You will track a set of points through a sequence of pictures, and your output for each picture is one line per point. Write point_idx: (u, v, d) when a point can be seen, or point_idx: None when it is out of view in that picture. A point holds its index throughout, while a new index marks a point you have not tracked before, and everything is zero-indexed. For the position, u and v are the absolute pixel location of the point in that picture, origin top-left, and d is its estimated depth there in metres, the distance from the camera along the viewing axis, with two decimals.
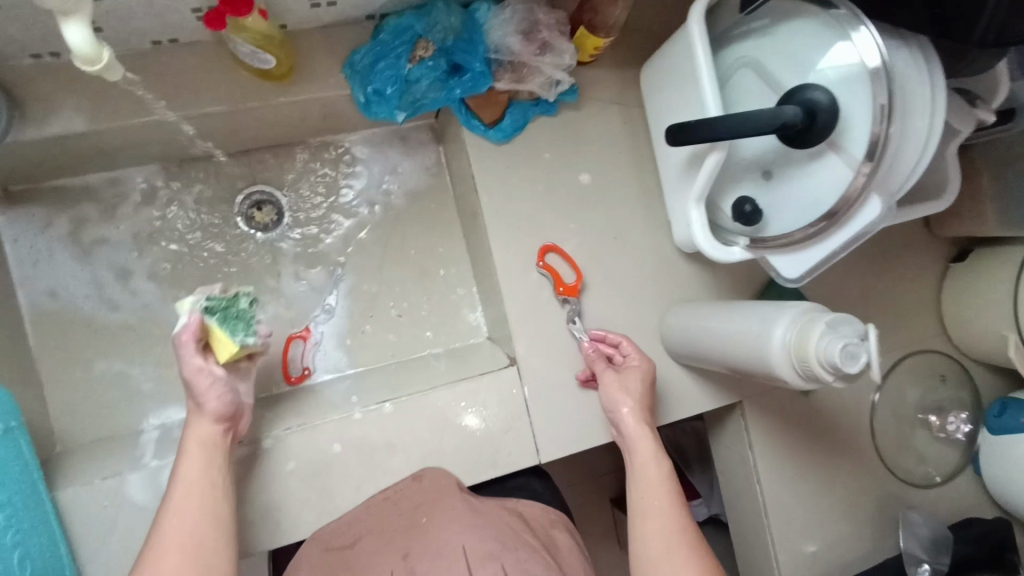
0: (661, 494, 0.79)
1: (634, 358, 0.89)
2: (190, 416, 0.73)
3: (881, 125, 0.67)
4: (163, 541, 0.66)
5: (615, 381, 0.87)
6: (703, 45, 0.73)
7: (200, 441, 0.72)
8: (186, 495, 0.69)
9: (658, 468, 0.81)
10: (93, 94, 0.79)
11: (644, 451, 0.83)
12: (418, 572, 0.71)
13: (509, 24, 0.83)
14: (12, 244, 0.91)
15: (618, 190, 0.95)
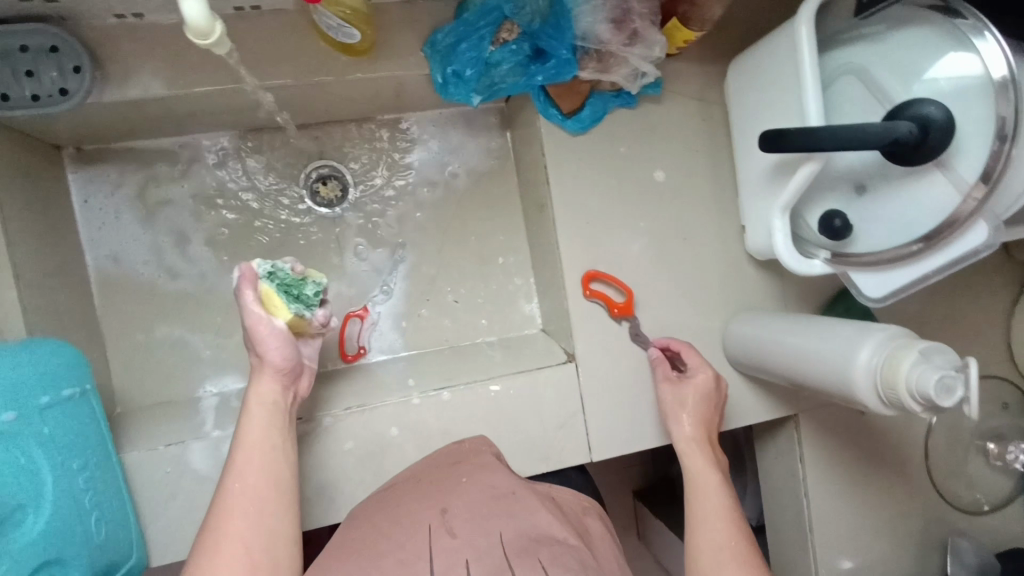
0: (717, 504, 0.78)
1: (699, 375, 0.87)
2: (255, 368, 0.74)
3: (1001, 147, 0.63)
4: (229, 500, 0.66)
5: (674, 393, 0.87)
6: (811, 49, 0.69)
7: (260, 401, 0.73)
8: (249, 454, 0.69)
9: (712, 478, 0.81)
10: (173, 59, 0.77)
11: (699, 464, 0.82)
12: (457, 533, 0.62)
13: (600, 11, 0.79)
14: (82, 205, 0.92)
15: (692, 190, 0.93)
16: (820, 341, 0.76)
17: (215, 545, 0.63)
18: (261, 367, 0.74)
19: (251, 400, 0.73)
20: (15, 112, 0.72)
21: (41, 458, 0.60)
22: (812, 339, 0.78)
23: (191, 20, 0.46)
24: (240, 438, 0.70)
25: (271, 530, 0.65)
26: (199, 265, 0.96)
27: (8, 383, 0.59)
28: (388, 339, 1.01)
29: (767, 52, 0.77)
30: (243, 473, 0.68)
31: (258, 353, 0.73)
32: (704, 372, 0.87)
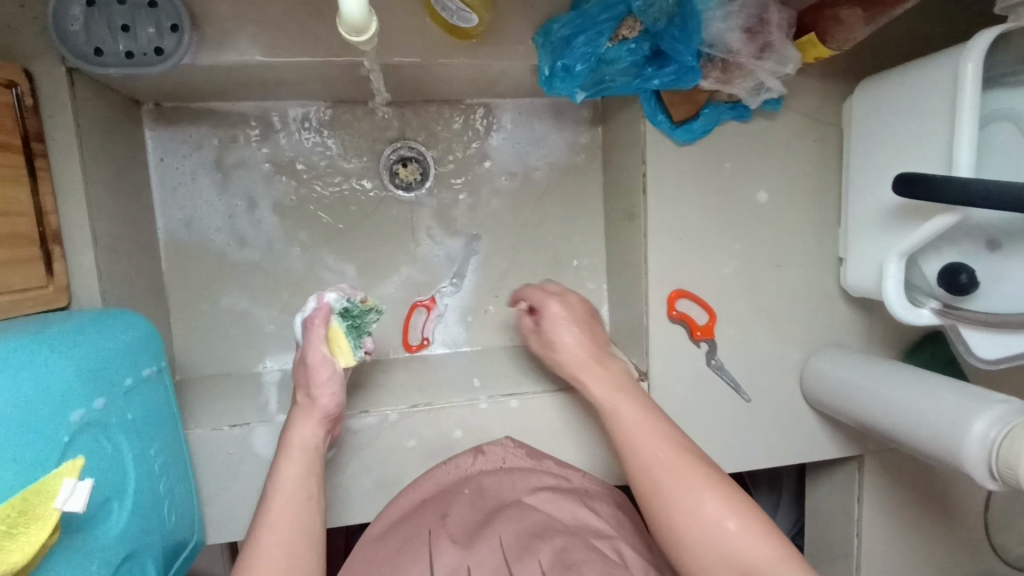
0: (659, 433, 0.69)
1: (562, 325, 0.79)
2: (297, 415, 0.71)
3: None
4: (261, 541, 0.61)
5: (544, 340, 0.81)
6: (973, 89, 0.63)
7: (301, 446, 0.69)
8: (283, 500, 0.64)
9: (639, 409, 0.72)
10: (272, 24, 0.72)
11: (627, 402, 0.72)
12: (456, 540, 0.65)
13: (734, 18, 0.73)
14: (158, 163, 0.89)
15: (794, 215, 0.87)
16: (922, 403, 0.73)
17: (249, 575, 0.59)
18: (304, 410, 0.71)
19: (291, 444, 0.69)
20: (107, 68, 0.69)
21: (125, 445, 0.59)
22: (911, 397, 0.75)
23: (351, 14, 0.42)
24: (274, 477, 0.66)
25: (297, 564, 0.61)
26: (268, 236, 0.93)
27: (97, 367, 0.57)
28: (451, 327, 0.99)
29: (910, 82, 0.71)
30: (273, 517, 0.63)
31: (309, 393, 0.71)
32: (563, 320, 0.80)
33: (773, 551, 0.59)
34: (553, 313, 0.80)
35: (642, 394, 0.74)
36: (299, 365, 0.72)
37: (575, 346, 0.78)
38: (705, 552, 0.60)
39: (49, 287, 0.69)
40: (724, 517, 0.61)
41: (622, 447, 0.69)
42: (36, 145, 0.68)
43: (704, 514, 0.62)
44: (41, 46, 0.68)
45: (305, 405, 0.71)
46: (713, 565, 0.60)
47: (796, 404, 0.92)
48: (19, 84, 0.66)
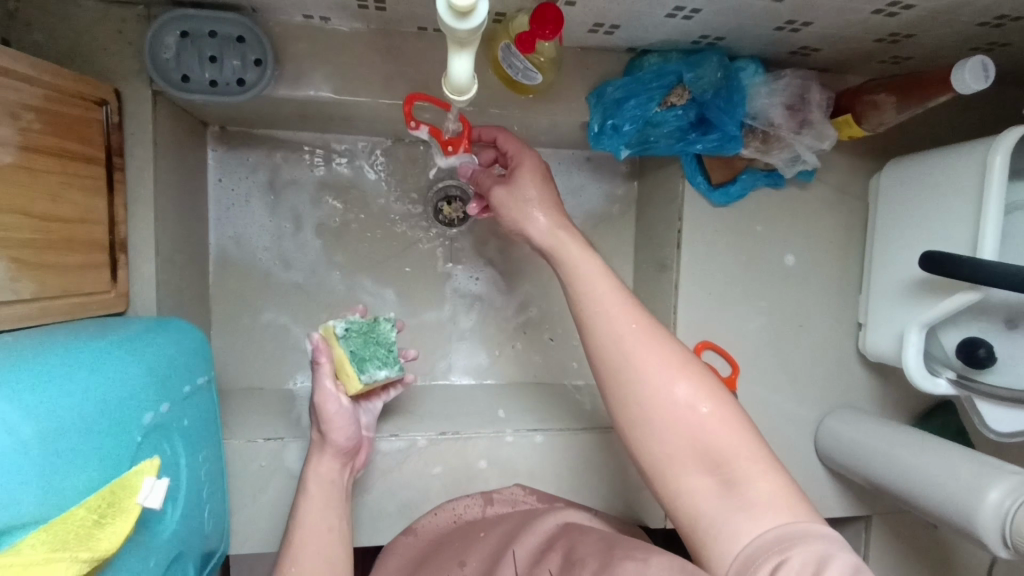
0: (630, 327, 0.62)
1: (500, 201, 0.71)
2: (315, 446, 0.74)
3: None
4: (297, 551, 0.69)
5: (509, 202, 0.70)
6: (1000, 182, 0.68)
7: (320, 482, 0.73)
8: (308, 543, 0.69)
9: (618, 308, 0.63)
10: (346, 65, 0.77)
11: (610, 295, 0.64)
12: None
13: (778, 95, 0.79)
14: (216, 183, 0.93)
15: (819, 279, 0.92)
16: (938, 457, 0.77)
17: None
18: (321, 444, 0.74)
19: (309, 481, 0.73)
20: (192, 94, 0.74)
21: (181, 450, 0.61)
22: (933, 447, 0.79)
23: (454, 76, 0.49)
24: (299, 530, 0.70)
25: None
26: (312, 259, 0.96)
27: (161, 373, 0.59)
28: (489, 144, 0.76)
29: (939, 167, 0.76)
30: (309, 562, 0.68)
31: (321, 429, 0.74)
32: (506, 200, 0.70)
33: (743, 447, 0.57)
34: (511, 190, 0.70)
35: (623, 288, 0.65)
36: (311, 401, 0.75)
37: (569, 243, 0.68)
38: (680, 449, 0.58)
39: (111, 293, 0.72)
40: (702, 411, 0.59)
41: (600, 345, 0.62)
42: (116, 159, 0.72)
43: (684, 409, 0.59)
44: (131, 68, 0.73)
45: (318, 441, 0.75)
46: (689, 463, 0.57)
47: (810, 461, 0.95)
48: (109, 102, 0.71)
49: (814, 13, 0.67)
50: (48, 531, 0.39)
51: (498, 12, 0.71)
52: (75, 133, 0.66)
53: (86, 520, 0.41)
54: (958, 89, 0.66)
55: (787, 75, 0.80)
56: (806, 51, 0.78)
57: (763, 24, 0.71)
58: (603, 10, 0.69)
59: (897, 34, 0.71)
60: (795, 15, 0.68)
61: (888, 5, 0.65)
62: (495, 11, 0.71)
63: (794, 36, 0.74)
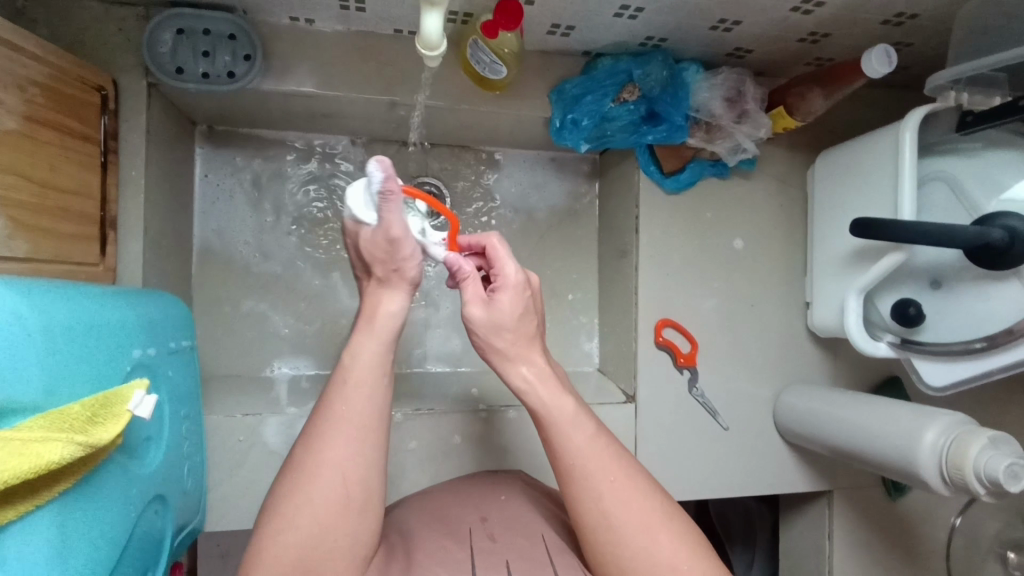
0: (611, 484, 0.59)
1: (477, 330, 0.62)
2: (383, 282, 0.62)
3: None
4: (333, 427, 0.58)
5: (489, 328, 0.62)
6: (912, 154, 0.77)
7: (383, 317, 0.61)
8: (361, 377, 0.60)
9: (598, 459, 0.60)
10: (328, 62, 0.84)
11: (587, 446, 0.60)
12: (497, 539, 0.62)
13: (717, 89, 0.89)
14: (202, 178, 0.98)
15: (766, 262, 0.99)
16: (879, 433, 0.81)
17: (311, 471, 0.56)
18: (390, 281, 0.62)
19: (374, 314, 0.62)
20: (185, 84, 0.80)
21: (162, 399, 0.64)
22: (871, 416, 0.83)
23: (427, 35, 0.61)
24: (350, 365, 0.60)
25: (370, 464, 0.58)
26: (290, 252, 1.01)
27: (148, 323, 0.64)
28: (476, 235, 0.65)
29: (860, 148, 0.85)
30: (348, 420, 0.58)
31: (393, 267, 0.61)
32: (488, 332, 0.62)
33: None
34: (490, 322, 0.61)
35: (604, 440, 0.61)
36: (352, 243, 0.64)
37: (544, 388, 0.62)
38: None
39: (99, 266, 0.75)
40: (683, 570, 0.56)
41: (579, 507, 0.59)
42: (110, 142, 0.77)
43: (666, 572, 0.56)
44: (128, 62, 0.79)
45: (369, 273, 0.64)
46: None
47: (770, 436, 0.99)
48: (106, 89, 0.76)
49: (743, 10, 0.77)
50: (47, 419, 0.42)
51: (454, 17, 0.79)
52: (74, 112, 0.70)
53: (81, 415, 0.44)
54: (868, 73, 0.76)
55: (725, 71, 0.89)
56: (740, 53, 0.89)
57: (700, 23, 0.80)
58: (560, 10, 0.78)
59: (816, 33, 0.82)
60: (726, 13, 0.78)
61: (803, 2, 0.74)
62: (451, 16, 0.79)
63: (728, 36, 0.84)
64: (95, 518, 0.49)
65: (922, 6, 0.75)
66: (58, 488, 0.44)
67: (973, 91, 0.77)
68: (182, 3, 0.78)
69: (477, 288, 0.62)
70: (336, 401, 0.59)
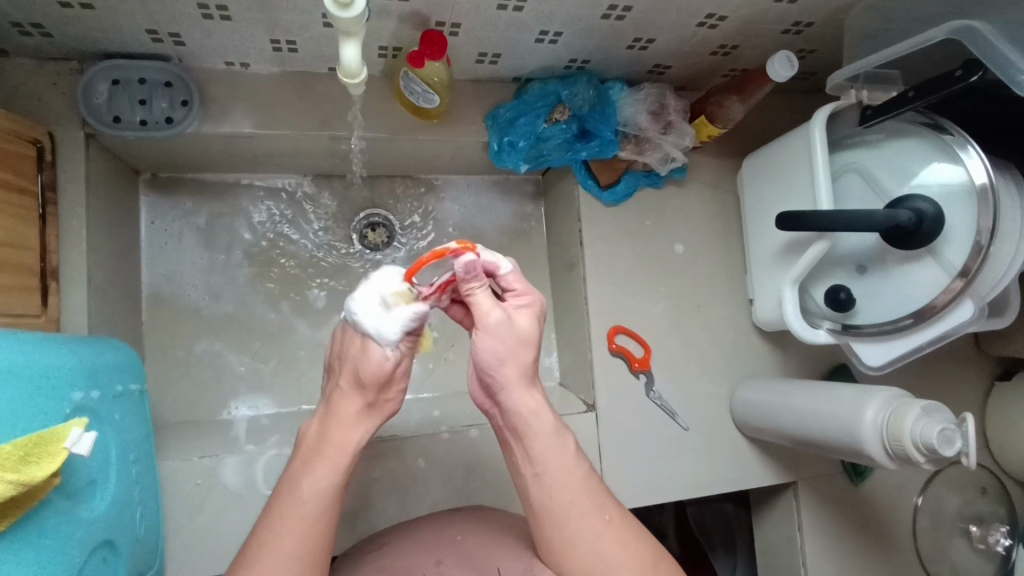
0: (605, 524, 0.60)
1: (485, 344, 0.59)
2: (347, 389, 0.62)
3: (980, 251, 0.73)
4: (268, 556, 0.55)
5: (499, 332, 0.59)
6: (823, 148, 0.82)
7: (339, 446, 0.61)
8: (304, 508, 0.58)
9: (588, 494, 0.61)
10: (265, 102, 0.87)
11: (584, 487, 0.61)
12: None
13: (641, 104, 0.94)
14: (149, 225, 0.99)
15: (707, 262, 1.03)
16: (825, 439, 0.85)
17: None
18: (349, 382, 0.62)
19: (329, 444, 0.61)
20: (122, 133, 0.81)
21: (108, 442, 0.63)
22: (809, 420, 0.86)
23: (348, 63, 0.66)
24: (294, 494, 0.59)
25: None
26: (242, 291, 1.02)
27: (92, 367, 0.63)
28: (494, 254, 0.61)
29: (778, 149, 0.91)
30: (285, 552, 0.56)
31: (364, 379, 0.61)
32: (494, 347, 0.59)
33: None
34: (508, 327, 0.59)
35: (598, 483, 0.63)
36: (345, 364, 0.61)
37: (535, 427, 0.62)
38: None
39: (42, 318, 0.74)
40: None
41: (568, 550, 0.59)
42: (49, 194, 0.76)
43: None
44: (64, 114, 0.80)
45: (354, 394, 0.62)
46: None
47: (730, 432, 1.01)
48: (42, 142, 0.76)
49: (654, 29, 0.82)
50: None
51: (382, 52, 0.83)
52: (9, 166, 0.70)
53: (12, 455, 0.44)
54: (773, 78, 0.82)
55: (646, 86, 0.94)
56: (660, 70, 0.94)
57: (617, 43, 0.85)
58: (484, 39, 0.82)
59: (725, 46, 0.88)
60: (639, 33, 0.83)
61: (707, 17, 0.80)
62: (379, 51, 0.83)
63: (645, 54, 0.89)
64: (30, 565, 0.47)
65: (815, 15, 0.82)
66: None
67: (872, 88, 0.84)
68: (116, 55, 0.80)
69: (493, 302, 0.60)
70: (280, 531, 0.57)
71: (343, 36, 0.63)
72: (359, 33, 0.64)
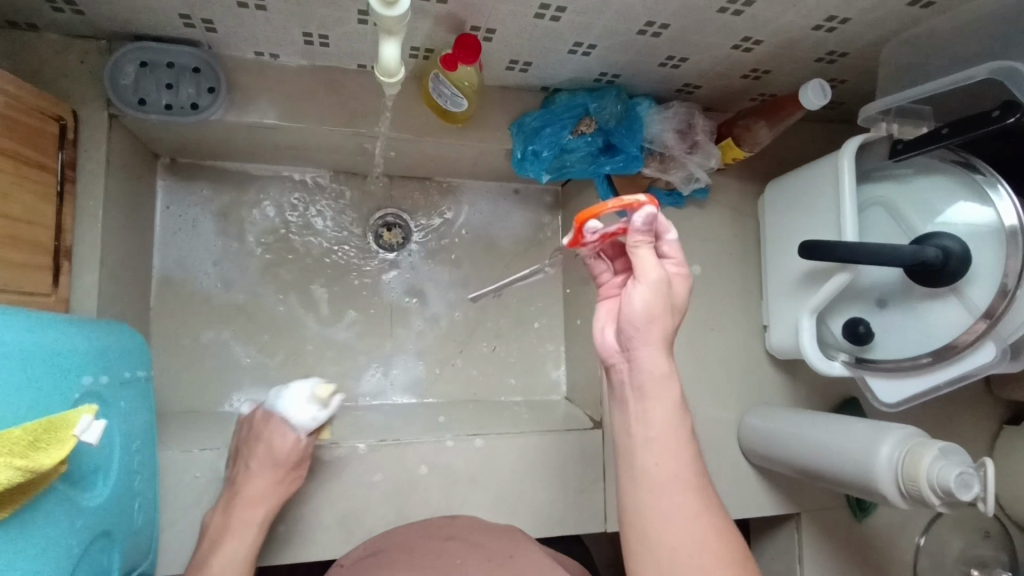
0: (703, 512, 0.61)
1: (640, 298, 0.62)
2: (252, 470, 0.75)
3: (1006, 294, 0.72)
4: None
5: (654, 284, 0.61)
6: (851, 178, 0.81)
7: (247, 521, 0.74)
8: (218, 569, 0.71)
9: (687, 478, 0.62)
10: (291, 94, 0.86)
11: (687, 469, 0.62)
12: None
13: (668, 122, 0.93)
14: (164, 210, 0.98)
15: (723, 285, 1.02)
16: (835, 474, 0.83)
17: None
18: (256, 466, 0.75)
19: (241, 511, 0.74)
20: (147, 115, 0.81)
21: (113, 429, 0.62)
22: (821, 452, 0.85)
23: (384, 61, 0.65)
24: (205, 572, 0.71)
25: None
26: (253, 283, 1.01)
27: (101, 350, 0.62)
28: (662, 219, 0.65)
29: (804, 176, 0.90)
30: None
31: (265, 462, 0.75)
32: (648, 302, 0.62)
33: None
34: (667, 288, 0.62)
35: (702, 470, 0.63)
36: (256, 448, 0.76)
37: (657, 391, 0.63)
38: None
39: (51, 297, 0.72)
40: None
41: (643, 515, 0.61)
42: (68, 172, 0.75)
43: None
44: (89, 93, 0.79)
45: (260, 475, 0.75)
46: None
47: (736, 458, 1.00)
48: (65, 118, 0.75)
49: (688, 48, 0.82)
50: None
51: (413, 52, 0.82)
52: (30, 141, 0.69)
53: (22, 439, 0.42)
54: (805, 105, 0.81)
55: (674, 105, 0.94)
56: (689, 89, 0.94)
57: (649, 59, 0.85)
58: (517, 46, 0.81)
59: (757, 70, 0.87)
60: (673, 50, 0.82)
61: (742, 40, 0.80)
62: (411, 52, 0.82)
63: (676, 72, 0.89)
64: (30, 549, 0.46)
65: (851, 46, 0.81)
66: None
67: (903, 122, 0.83)
68: (146, 37, 0.80)
69: (655, 259, 0.62)
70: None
71: (382, 33, 0.62)
72: (399, 32, 0.63)
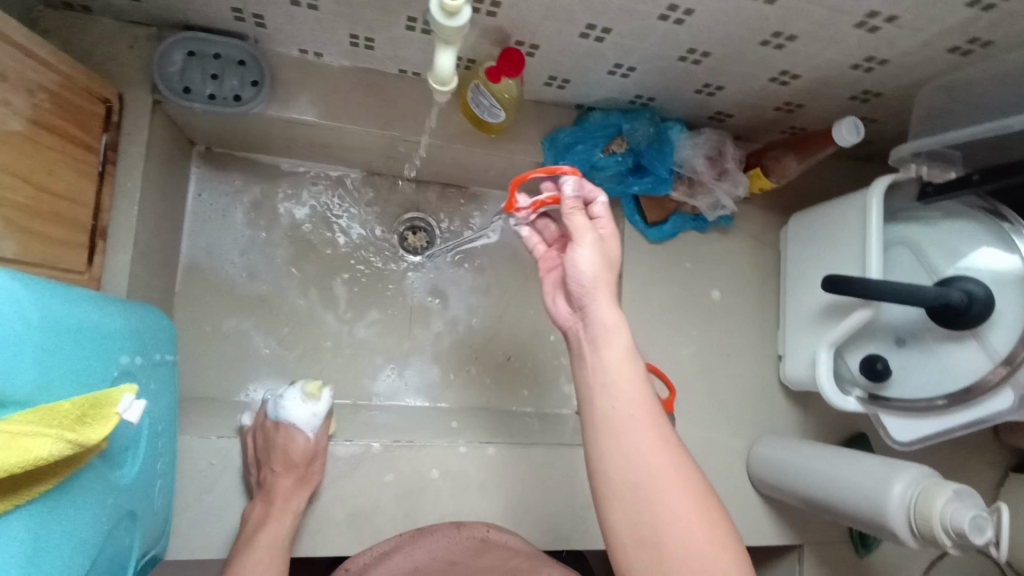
0: (663, 446, 0.59)
1: (580, 257, 0.62)
2: (274, 473, 0.77)
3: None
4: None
5: (583, 240, 0.63)
6: (879, 217, 0.82)
7: (288, 508, 0.77)
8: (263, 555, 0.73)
9: (646, 412, 0.60)
10: (332, 93, 0.87)
11: (640, 402, 0.61)
12: None
13: (700, 148, 0.94)
14: (196, 197, 0.99)
15: (741, 313, 1.03)
16: (844, 507, 0.84)
17: None
18: (279, 467, 0.77)
19: (273, 503, 0.77)
20: (190, 104, 0.82)
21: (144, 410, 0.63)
22: (831, 485, 0.86)
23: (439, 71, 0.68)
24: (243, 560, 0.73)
25: None
26: (277, 275, 1.01)
27: (136, 331, 0.63)
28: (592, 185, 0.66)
29: (830, 211, 0.91)
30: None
31: (286, 461, 0.77)
32: (587, 262, 0.63)
33: None
34: (601, 249, 0.63)
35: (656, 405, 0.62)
36: (273, 450, 0.79)
37: (611, 339, 0.63)
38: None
39: (85, 276, 0.73)
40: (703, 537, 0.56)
41: (610, 454, 0.60)
42: (110, 154, 0.76)
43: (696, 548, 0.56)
44: (136, 78, 0.80)
45: (286, 474, 0.77)
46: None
47: (744, 485, 1.00)
48: (112, 101, 0.76)
49: (725, 77, 0.83)
50: (36, 413, 0.41)
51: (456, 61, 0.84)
52: (78, 121, 0.70)
53: (70, 413, 0.43)
54: (838, 141, 0.82)
55: (706, 131, 0.95)
56: (721, 117, 0.95)
57: (686, 85, 0.86)
58: (558, 63, 0.83)
59: (791, 103, 0.89)
60: (710, 78, 0.84)
61: (780, 73, 0.81)
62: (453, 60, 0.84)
63: (711, 100, 0.90)
64: (65, 523, 0.47)
65: (886, 87, 0.83)
66: (38, 489, 0.42)
67: (932, 165, 0.84)
68: (197, 28, 0.81)
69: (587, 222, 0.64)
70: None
71: (438, 42, 0.64)
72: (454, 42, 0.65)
